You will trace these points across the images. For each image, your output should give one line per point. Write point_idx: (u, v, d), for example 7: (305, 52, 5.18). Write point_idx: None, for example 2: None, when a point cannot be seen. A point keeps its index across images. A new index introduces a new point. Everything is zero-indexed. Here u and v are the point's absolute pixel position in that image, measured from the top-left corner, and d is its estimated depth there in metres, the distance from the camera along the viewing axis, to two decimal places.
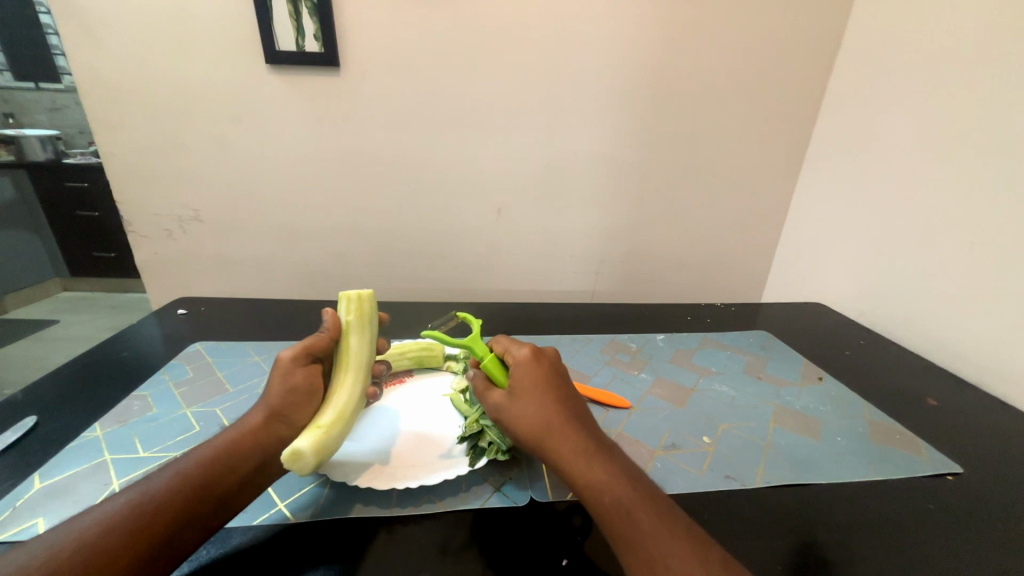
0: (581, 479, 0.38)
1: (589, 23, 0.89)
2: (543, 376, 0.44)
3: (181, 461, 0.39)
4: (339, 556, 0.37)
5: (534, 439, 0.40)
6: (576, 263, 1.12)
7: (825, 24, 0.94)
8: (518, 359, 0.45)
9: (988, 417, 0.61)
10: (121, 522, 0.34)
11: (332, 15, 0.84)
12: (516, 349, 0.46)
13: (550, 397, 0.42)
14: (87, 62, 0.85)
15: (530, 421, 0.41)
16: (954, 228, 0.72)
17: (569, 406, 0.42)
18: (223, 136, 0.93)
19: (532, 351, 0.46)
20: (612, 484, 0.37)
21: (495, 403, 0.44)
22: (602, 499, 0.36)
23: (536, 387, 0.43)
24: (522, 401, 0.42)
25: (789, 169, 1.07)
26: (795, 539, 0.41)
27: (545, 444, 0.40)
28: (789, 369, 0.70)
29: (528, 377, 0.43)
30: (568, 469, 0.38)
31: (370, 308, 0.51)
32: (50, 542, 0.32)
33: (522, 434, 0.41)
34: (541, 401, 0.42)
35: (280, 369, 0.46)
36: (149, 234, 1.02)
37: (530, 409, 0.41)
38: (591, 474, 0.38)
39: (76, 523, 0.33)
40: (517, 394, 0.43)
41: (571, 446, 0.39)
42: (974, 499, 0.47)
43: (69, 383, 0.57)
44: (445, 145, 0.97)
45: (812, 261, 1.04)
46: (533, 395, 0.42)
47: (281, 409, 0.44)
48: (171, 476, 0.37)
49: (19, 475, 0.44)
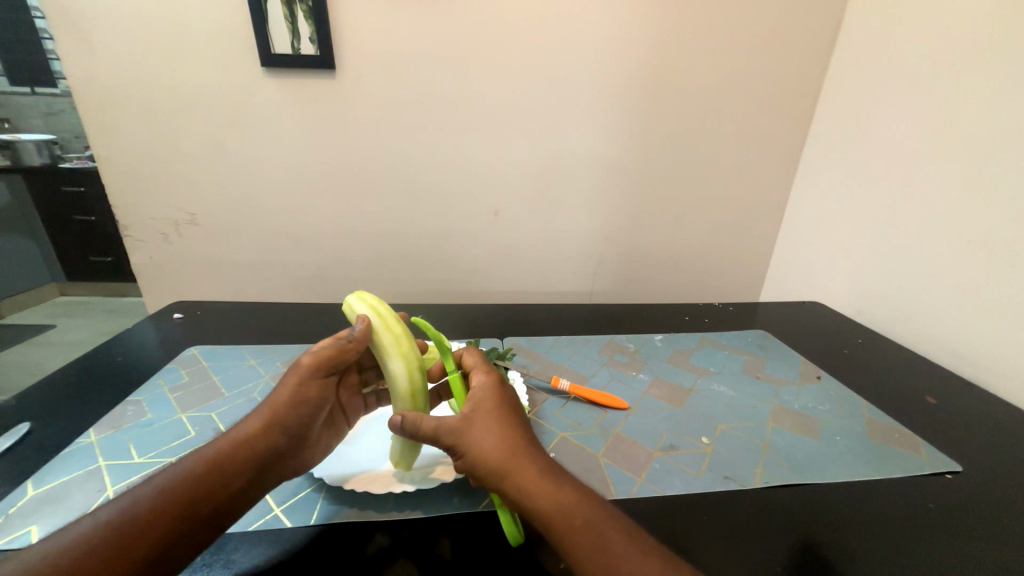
0: (547, 504, 0.36)
1: (585, 27, 0.90)
2: (501, 404, 0.43)
3: (164, 475, 0.38)
4: (331, 561, 0.37)
5: (497, 463, 0.38)
6: (575, 263, 1.12)
7: (819, 24, 0.95)
8: (481, 381, 0.44)
9: (985, 415, 0.61)
10: (101, 546, 0.33)
11: (327, 17, 0.84)
12: (480, 371, 0.45)
13: (511, 421, 0.41)
14: (81, 65, 0.85)
15: (493, 444, 0.39)
16: (950, 226, 0.72)
17: (524, 429, 0.41)
18: (219, 138, 0.93)
19: (494, 376, 0.45)
20: (580, 508, 0.36)
21: (454, 425, 0.41)
22: (572, 524, 0.35)
23: (494, 413, 0.41)
24: (485, 425, 0.40)
25: (785, 168, 1.08)
26: (795, 540, 0.41)
27: (508, 469, 0.38)
28: (787, 368, 0.70)
29: (491, 401, 0.42)
30: (532, 495, 0.37)
31: (378, 307, 0.49)
32: (28, 565, 0.31)
33: (483, 455, 0.39)
34: (501, 424, 0.41)
35: (294, 377, 0.44)
36: (145, 237, 1.01)
37: (490, 437, 0.39)
38: (557, 496, 0.37)
39: (61, 539, 0.33)
40: (478, 418, 0.41)
41: (535, 471, 0.38)
42: (971, 496, 0.47)
43: (64, 387, 0.57)
44: (443, 147, 0.97)
45: (809, 261, 1.05)
46: (496, 419, 0.41)
47: (299, 418, 0.43)
48: (154, 493, 0.36)
49: (12, 482, 0.43)
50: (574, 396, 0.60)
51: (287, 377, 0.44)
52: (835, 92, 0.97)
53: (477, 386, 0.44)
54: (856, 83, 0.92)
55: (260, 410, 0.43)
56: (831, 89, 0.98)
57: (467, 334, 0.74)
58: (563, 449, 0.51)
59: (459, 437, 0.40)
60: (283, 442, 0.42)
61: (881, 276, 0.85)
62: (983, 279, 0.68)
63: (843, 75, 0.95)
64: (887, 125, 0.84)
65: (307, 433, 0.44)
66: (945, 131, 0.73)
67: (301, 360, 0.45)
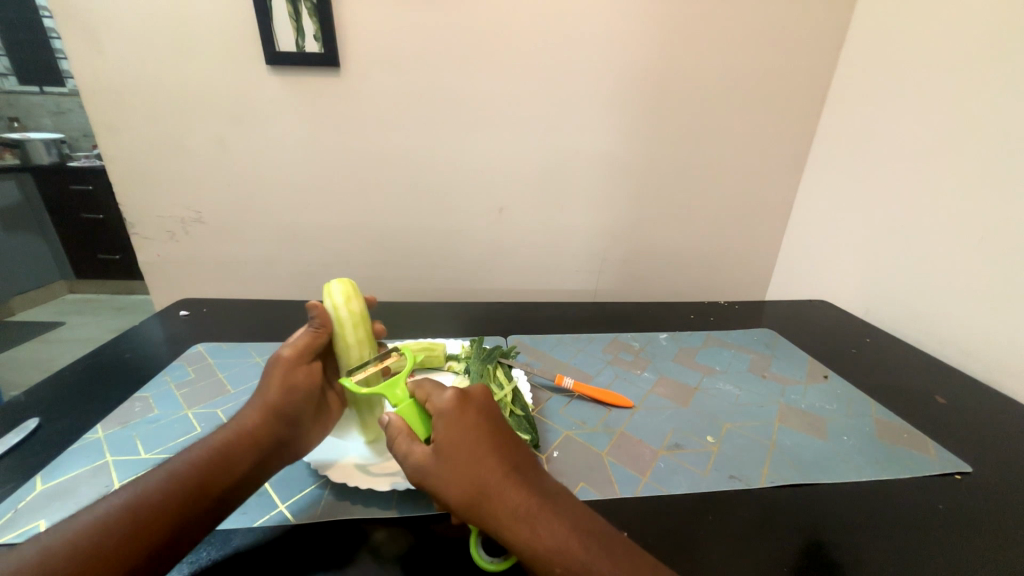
0: (527, 549, 0.34)
1: (590, 22, 0.89)
2: (467, 432, 0.38)
3: (174, 462, 0.39)
4: (334, 559, 0.37)
5: (470, 507, 0.35)
6: (579, 261, 1.12)
7: (827, 18, 0.93)
8: (441, 407, 0.39)
9: (995, 415, 0.60)
10: (114, 525, 0.33)
11: (331, 14, 0.84)
12: (439, 395, 0.40)
13: (481, 451, 0.37)
14: (88, 64, 0.86)
15: (461, 485, 0.36)
16: (960, 225, 0.71)
17: (496, 457, 0.37)
18: (224, 136, 0.93)
19: (457, 394, 0.40)
20: (563, 549, 0.33)
21: (418, 462, 0.37)
22: (554, 568, 0.33)
23: (459, 447, 0.37)
24: (450, 463, 0.37)
25: (791, 165, 1.07)
26: (801, 540, 0.40)
27: (481, 511, 0.35)
28: (794, 367, 0.69)
29: (455, 430, 0.38)
30: (508, 541, 0.34)
31: (340, 307, 0.48)
32: (42, 546, 0.32)
33: (453, 500, 0.36)
34: (468, 459, 0.37)
35: (281, 366, 0.45)
36: (151, 235, 1.02)
37: (457, 475, 0.36)
38: (535, 539, 0.34)
39: (73, 524, 0.33)
40: (443, 452, 0.37)
41: (511, 513, 0.35)
42: (981, 498, 0.46)
43: (72, 384, 0.57)
44: (448, 146, 0.97)
45: (816, 259, 1.04)
46: (462, 452, 0.37)
47: (293, 404, 0.44)
48: (164, 479, 0.37)
49: (20, 477, 0.44)
50: (578, 395, 0.60)
51: (272, 369, 0.45)
52: (844, 88, 0.96)
53: (436, 412, 0.39)
54: (865, 79, 0.91)
55: (254, 403, 0.44)
56: (839, 84, 0.97)
57: (470, 333, 0.74)
58: (568, 448, 0.51)
59: (427, 475, 0.37)
60: (284, 428, 0.43)
61: (888, 274, 0.84)
62: (992, 278, 0.67)
63: (852, 69, 0.94)
64: (896, 122, 0.83)
65: (304, 418, 0.45)
66: (956, 127, 0.72)
67: (281, 351, 0.46)
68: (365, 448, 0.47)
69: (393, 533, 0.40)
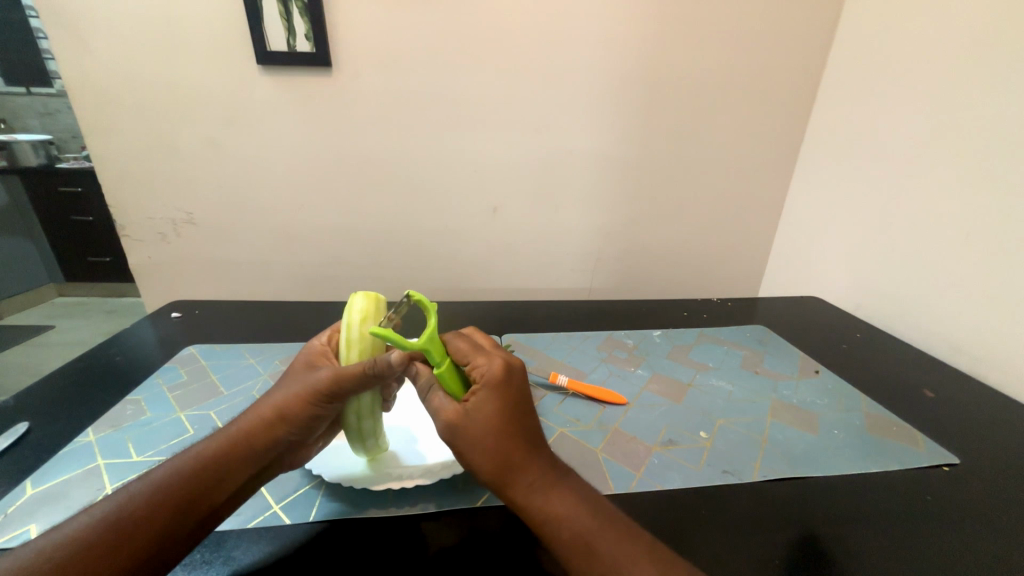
0: (540, 513, 0.36)
1: (582, 20, 0.90)
2: (503, 400, 0.39)
3: (160, 469, 0.38)
4: (329, 558, 0.37)
5: (492, 468, 0.37)
6: (573, 259, 1.12)
7: (817, 15, 0.94)
8: (484, 372, 0.40)
9: (984, 408, 0.61)
10: (94, 539, 0.33)
11: (322, 13, 0.83)
12: (484, 359, 0.41)
13: (512, 419, 0.38)
14: (74, 64, 0.85)
15: (489, 446, 0.37)
16: (950, 221, 0.72)
17: (524, 428, 0.39)
18: (215, 137, 0.92)
19: (503, 364, 0.41)
20: (573, 520, 0.35)
21: (450, 419, 0.39)
22: (561, 534, 0.35)
23: (492, 412, 0.38)
24: (480, 426, 0.38)
25: (783, 162, 1.07)
26: (794, 532, 0.41)
27: (504, 476, 0.37)
28: (787, 363, 0.70)
29: (492, 396, 0.39)
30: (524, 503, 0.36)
31: (354, 326, 0.45)
32: (18, 560, 0.31)
33: (477, 459, 0.38)
34: (498, 424, 0.38)
35: (306, 392, 0.42)
36: (141, 236, 1.01)
37: (486, 437, 0.38)
38: (550, 505, 0.36)
39: (52, 537, 0.33)
40: (476, 414, 0.38)
41: (530, 479, 0.37)
42: (969, 489, 0.47)
43: (62, 388, 0.57)
44: (441, 145, 0.97)
45: (807, 256, 1.05)
46: (494, 418, 0.38)
47: (306, 421, 0.42)
48: (149, 489, 0.36)
49: (8, 482, 0.43)
50: (572, 393, 0.60)
51: (296, 386, 0.43)
52: (834, 85, 0.97)
53: (480, 376, 0.40)
54: (854, 76, 0.91)
55: (259, 409, 0.42)
56: (830, 81, 0.98)
57: None
58: (562, 445, 0.51)
59: (457, 434, 0.39)
60: (280, 442, 0.41)
61: (879, 270, 0.85)
62: (980, 273, 0.68)
63: (841, 66, 0.95)
64: (884, 120, 0.84)
65: (307, 434, 0.43)
66: (946, 124, 0.72)
67: (319, 376, 0.42)
68: (347, 452, 0.47)
69: (383, 529, 0.40)
